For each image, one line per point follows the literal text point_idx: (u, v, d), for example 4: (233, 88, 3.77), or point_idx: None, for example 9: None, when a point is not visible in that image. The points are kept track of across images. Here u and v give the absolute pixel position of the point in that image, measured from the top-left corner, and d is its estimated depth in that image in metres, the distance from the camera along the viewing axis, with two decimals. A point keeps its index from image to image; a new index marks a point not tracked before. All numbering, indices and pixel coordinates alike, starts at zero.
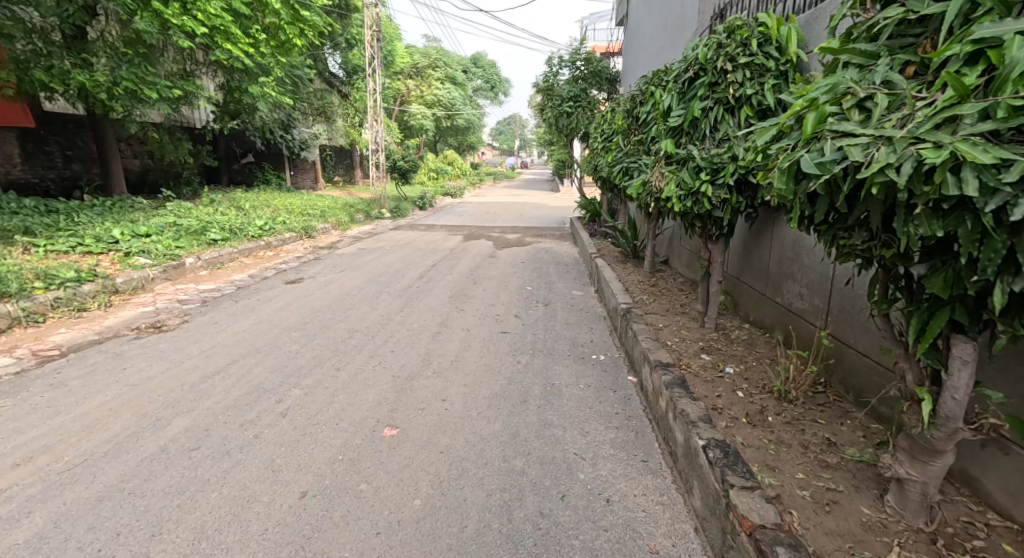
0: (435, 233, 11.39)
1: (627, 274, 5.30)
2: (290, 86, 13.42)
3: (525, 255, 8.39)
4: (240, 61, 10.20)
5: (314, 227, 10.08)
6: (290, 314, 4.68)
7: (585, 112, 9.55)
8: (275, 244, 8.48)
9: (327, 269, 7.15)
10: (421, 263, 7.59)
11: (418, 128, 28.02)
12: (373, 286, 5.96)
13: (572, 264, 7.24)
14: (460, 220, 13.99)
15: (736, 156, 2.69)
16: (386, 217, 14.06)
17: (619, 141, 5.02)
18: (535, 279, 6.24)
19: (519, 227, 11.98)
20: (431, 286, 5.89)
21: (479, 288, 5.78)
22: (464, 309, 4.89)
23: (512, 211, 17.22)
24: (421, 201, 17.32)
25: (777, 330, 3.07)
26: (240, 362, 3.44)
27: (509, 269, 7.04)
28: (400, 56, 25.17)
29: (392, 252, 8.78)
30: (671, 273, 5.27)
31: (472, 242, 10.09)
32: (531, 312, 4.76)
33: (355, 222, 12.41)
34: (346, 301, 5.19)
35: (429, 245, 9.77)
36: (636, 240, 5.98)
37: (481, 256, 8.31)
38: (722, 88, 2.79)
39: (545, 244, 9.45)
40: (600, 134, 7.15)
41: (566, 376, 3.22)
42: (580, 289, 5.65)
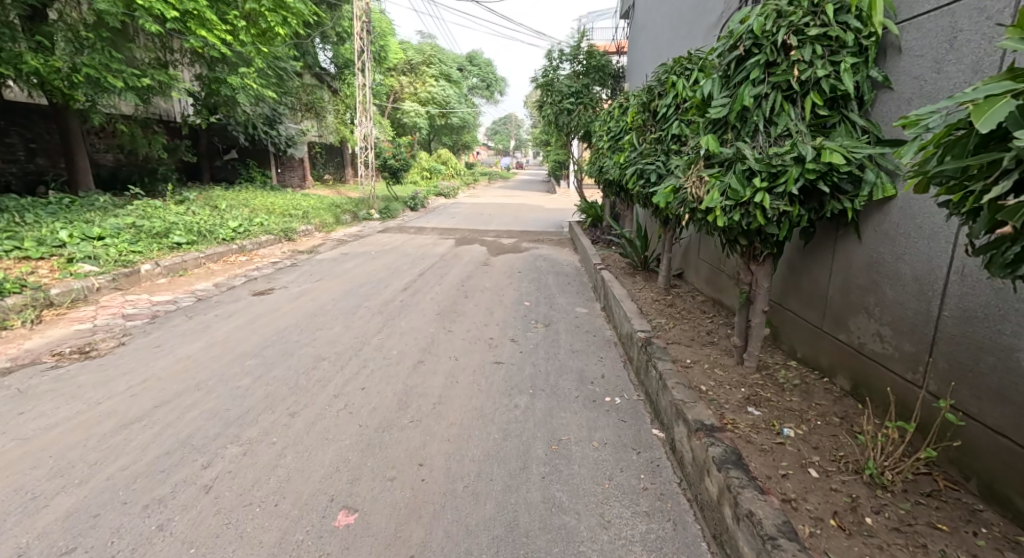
0: (426, 236, 10.75)
1: (639, 291, 4.70)
2: (274, 79, 12.75)
3: (521, 263, 7.77)
4: (216, 49, 9.59)
5: (294, 228, 9.43)
6: (250, 334, 4.05)
7: (587, 110, 8.95)
8: (250, 248, 7.81)
9: (303, 277, 6.51)
10: (408, 271, 6.94)
11: (411, 126, 27.32)
12: (351, 298, 5.32)
13: (573, 274, 6.62)
14: (453, 222, 13.35)
15: (803, 158, 2.09)
16: (375, 218, 13.41)
17: (632, 138, 4.42)
18: (532, 293, 5.62)
19: (515, 231, 11.36)
20: (416, 300, 5.26)
21: (470, 303, 5.15)
22: (452, 329, 4.27)
23: (508, 213, 16.60)
24: (413, 201, 16.67)
25: (839, 374, 2.47)
26: (173, 402, 2.81)
27: (503, 279, 6.42)
28: (393, 52, 24.50)
29: (377, 258, 8.14)
30: (689, 291, 4.66)
31: (464, 246, 9.47)
32: (528, 335, 4.14)
33: (341, 223, 11.76)
34: (318, 318, 4.55)
35: (419, 250, 9.14)
36: (646, 251, 5.39)
37: (474, 264, 7.68)
38: (783, 69, 2.18)
39: (543, 250, 8.84)
40: (606, 132, 6.54)
41: (576, 428, 2.61)
42: (584, 306, 5.03)
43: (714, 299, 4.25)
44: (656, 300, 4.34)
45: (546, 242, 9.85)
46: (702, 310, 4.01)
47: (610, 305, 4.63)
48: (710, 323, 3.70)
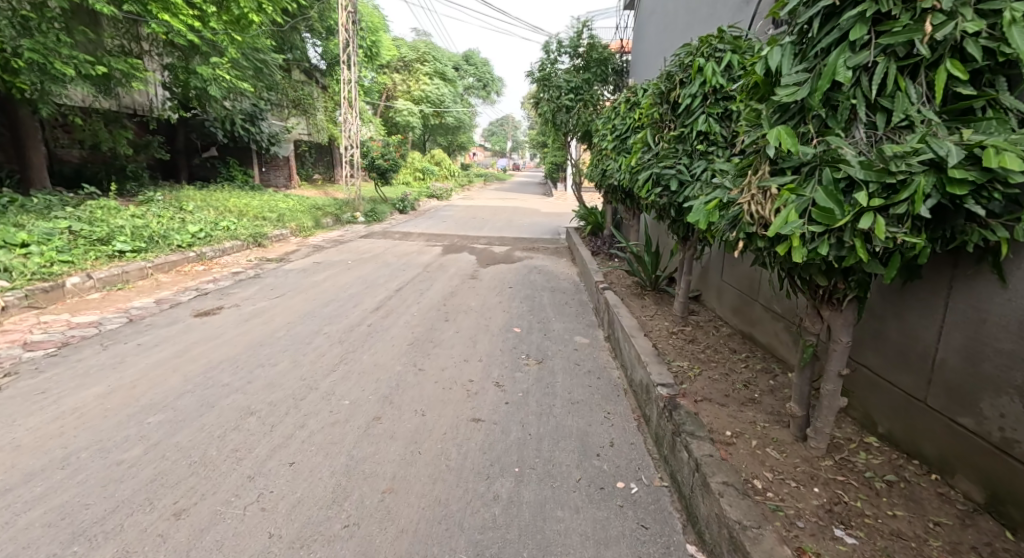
0: (412, 242, 9.97)
1: (650, 319, 3.95)
2: (252, 71, 11.95)
3: (513, 275, 7.01)
4: (181, 36, 8.86)
5: (266, 233, 8.65)
6: (172, 372, 3.28)
7: (587, 108, 8.22)
8: (211, 256, 7.03)
9: (264, 291, 5.73)
10: (384, 285, 6.16)
11: (404, 125, 26.58)
12: (311, 320, 4.54)
13: (570, 292, 5.86)
14: (443, 227, 12.59)
15: (939, 161, 1.32)
16: (360, 222, 12.66)
17: (646, 135, 3.65)
18: (523, 316, 4.85)
19: (508, 238, 10.61)
20: (387, 324, 4.50)
21: (450, 329, 4.39)
22: (423, 367, 3.51)
23: (502, 217, 15.87)
24: (402, 204, 15.90)
25: (960, 475, 1.72)
26: (18, 490, 2.04)
27: (492, 297, 5.65)
28: (386, 49, 23.77)
29: (354, 267, 7.37)
30: (710, 320, 3.92)
31: (452, 255, 8.73)
32: (517, 377, 3.38)
33: (321, 227, 11.00)
34: (264, 348, 3.77)
35: (403, 258, 8.39)
36: (657, 271, 4.69)
37: (460, 276, 6.92)
38: (905, 23, 1.41)
39: (538, 261, 8.08)
40: (611, 131, 5.76)
41: (577, 542, 1.85)
42: (584, 336, 4.27)
43: (743, 333, 3.51)
44: (673, 333, 3.58)
45: (541, 251, 9.09)
46: (732, 349, 3.27)
47: (616, 336, 3.87)
48: (744, 370, 2.95)
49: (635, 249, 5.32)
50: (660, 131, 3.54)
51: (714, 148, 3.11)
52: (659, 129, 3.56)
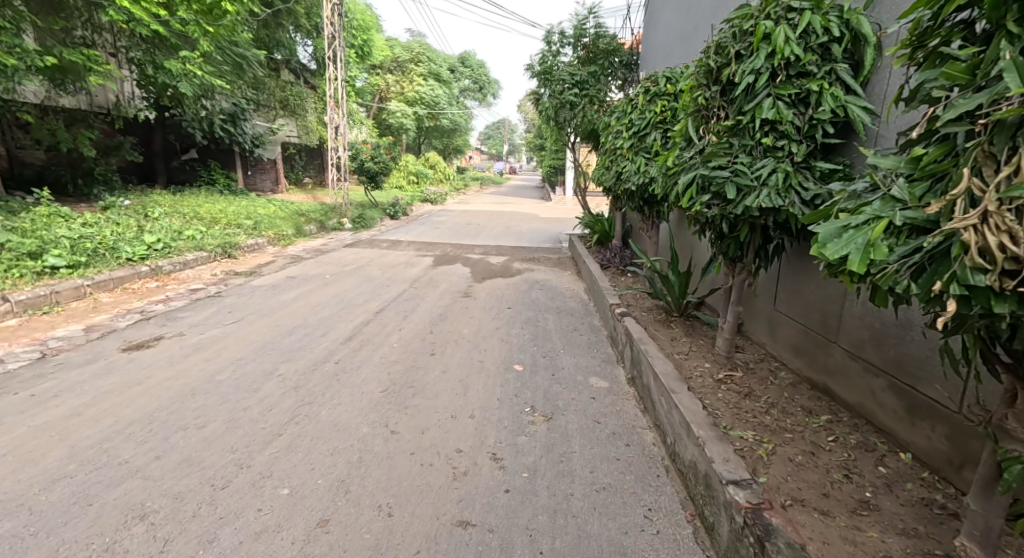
0: (401, 252, 9.19)
1: (687, 362, 3.17)
2: (229, 67, 11.14)
3: (512, 291, 6.22)
4: (144, 25, 8.04)
5: (237, 242, 7.84)
6: (59, 439, 2.48)
7: (593, 104, 7.46)
8: (168, 270, 6.21)
9: (221, 314, 4.93)
10: (364, 305, 5.36)
11: (398, 127, 25.81)
12: (267, 354, 3.74)
13: (578, 315, 5.06)
14: (436, 234, 11.81)
15: None
16: (347, 229, 11.88)
17: (687, 126, 2.88)
18: (526, 349, 4.06)
19: (505, 246, 9.83)
20: (359, 362, 3.70)
21: (435, 369, 3.60)
22: (397, 429, 2.72)
23: (499, 223, 15.11)
24: (393, 209, 15.12)
25: None
26: None
27: (488, 321, 4.86)
28: (379, 49, 23.03)
29: (332, 282, 6.57)
30: (762, 361, 3.15)
31: (444, 266, 7.95)
32: (519, 446, 2.59)
33: (303, 235, 10.21)
34: (195, 398, 2.97)
35: (390, 270, 7.60)
36: (686, 297, 3.99)
37: (451, 292, 6.12)
38: None
39: (539, 274, 7.30)
40: (625, 126, 5.00)
41: None
42: (600, 378, 3.48)
43: (813, 384, 2.73)
44: (720, 384, 2.81)
45: (541, 262, 8.32)
46: (805, 409, 2.49)
47: (644, 383, 3.10)
48: (831, 445, 2.17)
49: (655, 263, 4.56)
50: (706, 119, 2.76)
51: (785, 142, 2.37)
52: (703, 118, 2.79)
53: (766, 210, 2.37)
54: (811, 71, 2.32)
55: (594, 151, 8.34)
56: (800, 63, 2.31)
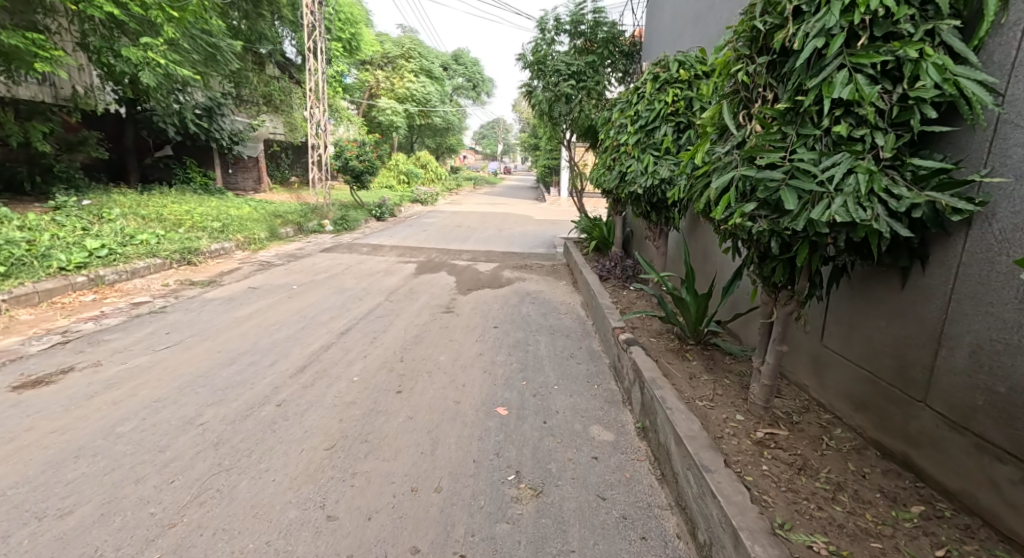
0: (381, 258, 8.52)
1: (713, 414, 2.50)
2: (200, 57, 10.44)
3: (499, 305, 5.56)
4: (96, 7, 7.31)
5: (198, 247, 7.17)
6: None
7: (591, 98, 6.82)
8: (110, 280, 5.55)
9: (158, 334, 4.25)
10: (329, 323, 4.69)
11: (388, 125, 25.12)
12: (194, 392, 3.06)
13: (575, 337, 4.40)
14: (423, 237, 11.16)
15: None
16: (327, 232, 11.22)
17: (719, 112, 2.20)
18: (512, 384, 3.39)
19: (495, 252, 9.18)
20: (307, 404, 3.02)
21: (399, 415, 2.93)
22: (336, 513, 2.05)
23: (491, 225, 14.46)
24: (379, 210, 14.45)
25: None
26: None
27: (469, 344, 4.20)
28: (368, 44, 22.32)
29: (299, 293, 5.89)
30: (807, 412, 2.49)
31: (427, 275, 7.30)
32: (498, 542, 1.93)
33: (277, 238, 9.54)
34: (78, 464, 2.30)
35: (367, 278, 6.92)
36: (705, 324, 3.38)
37: (431, 306, 5.46)
38: None
39: (530, 284, 6.65)
40: (626, 119, 4.39)
41: None
42: (603, 426, 2.82)
43: (884, 451, 2.08)
44: (762, 451, 2.14)
45: (533, 270, 7.67)
46: (885, 495, 1.84)
47: (660, 443, 2.44)
48: None
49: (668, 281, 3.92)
50: (748, 101, 2.09)
51: (866, 130, 1.69)
52: (742, 103, 2.12)
53: (836, 225, 1.71)
54: (904, 31, 1.65)
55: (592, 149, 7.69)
56: (890, 20, 1.64)
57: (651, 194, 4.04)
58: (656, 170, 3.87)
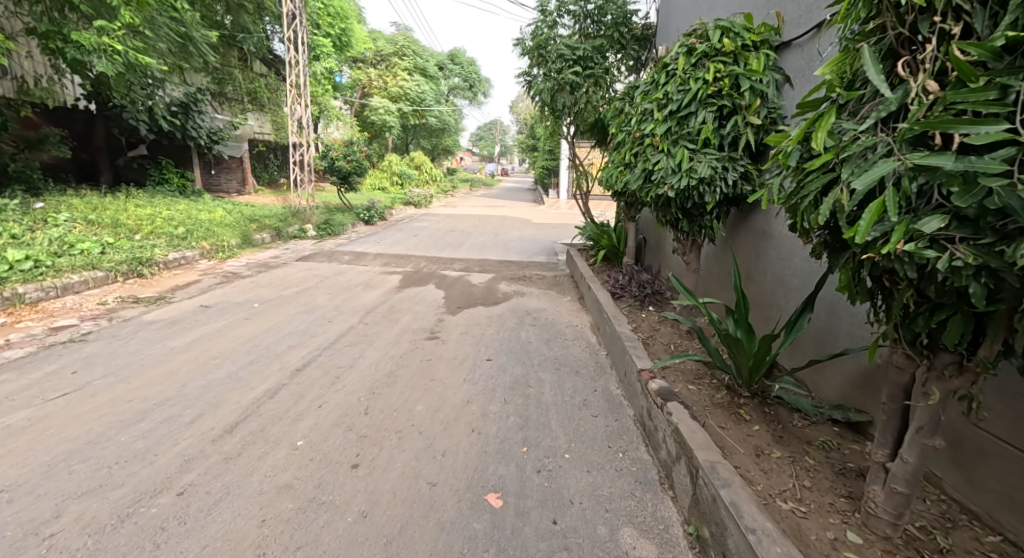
0: (363, 269, 7.67)
1: (812, 531, 1.67)
2: (168, 47, 9.61)
3: (493, 329, 4.71)
4: None
5: (151, 256, 6.34)
6: None
7: (598, 89, 6.07)
8: (32, 298, 4.79)
9: (65, 370, 3.40)
10: (283, 354, 3.85)
11: (381, 124, 24.34)
12: (66, 473, 2.21)
13: (587, 376, 3.57)
14: (412, 244, 10.35)
15: None
16: (309, 238, 10.40)
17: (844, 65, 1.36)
18: (508, 454, 2.55)
19: (490, 261, 8.36)
20: (222, 493, 2.17)
21: (348, 512, 2.08)
22: None
23: (487, 229, 13.66)
24: (367, 213, 13.64)
25: None
26: None
27: (455, 386, 3.35)
28: (360, 41, 21.53)
29: (260, 312, 5.05)
30: (955, 528, 1.70)
31: (412, 289, 6.47)
32: None
33: (250, 245, 8.72)
34: None
35: (342, 293, 6.08)
36: (760, 375, 2.59)
37: (412, 329, 4.63)
38: None
39: (529, 301, 5.82)
40: (645, 100, 3.54)
41: None
42: (640, 533, 1.99)
43: None
44: None
45: (532, 283, 6.85)
46: None
47: None
48: None
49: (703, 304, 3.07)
50: (904, 45, 1.26)
51: None
52: (891, 50, 1.29)
53: None
54: None
55: (599, 144, 6.93)
56: None
57: (685, 198, 3.22)
58: (695, 167, 3.08)
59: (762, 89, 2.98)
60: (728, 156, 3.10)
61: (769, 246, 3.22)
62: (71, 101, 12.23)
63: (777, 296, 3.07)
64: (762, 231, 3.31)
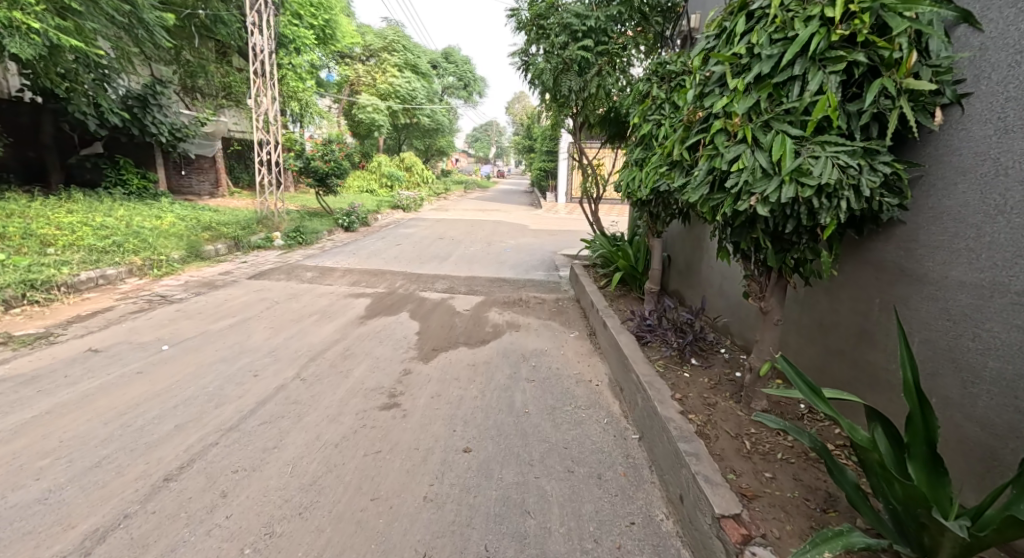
0: (326, 290, 6.44)
1: None
2: (105, 26, 8.33)
3: (477, 387, 3.50)
4: None
5: (49, 278, 5.13)
6: None
7: (611, 69, 4.86)
8: None
9: None
10: (160, 442, 2.62)
11: (369, 123, 23.14)
12: None
13: (614, 490, 2.35)
14: (393, 256, 9.13)
15: None
16: (273, 250, 9.18)
17: None
18: None
19: (479, 278, 7.15)
20: None
21: None
22: None
23: (480, 237, 12.46)
24: (346, 219, 12.41)
25: None
26: None
27: (407, 517, 2.14)
28: (347, 35, 20.34)
29: (167, 357, 3.83)
30: None
31: (379, 318, 5.24)
32: None
33: (196, 258, 7.49)
34: None
35: (290, 325, 4.86)
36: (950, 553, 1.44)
37: (365, 389, 3.40)
38: None
39: (526, 339, 4.61)
40: (708, 63, 2.29)
41: None
42: None
43: None
44: None
45: (528, 312, 5.64)
46: None
47: None
48: None
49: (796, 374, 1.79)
50: None
51: None
52: None
53: None
54: None
55: (612, 142, 5.70)
56: None
57: (785, 218, 1.95)
58: (809, 167, 1.82)
59: (928, 32, 1.72)
60: (862, 147, 1.83)
61: (912, 294, 2.00)
62: (13, 92, 10.98)
63: (940, 382, 1.85)
64: (897, 269, 2.08)
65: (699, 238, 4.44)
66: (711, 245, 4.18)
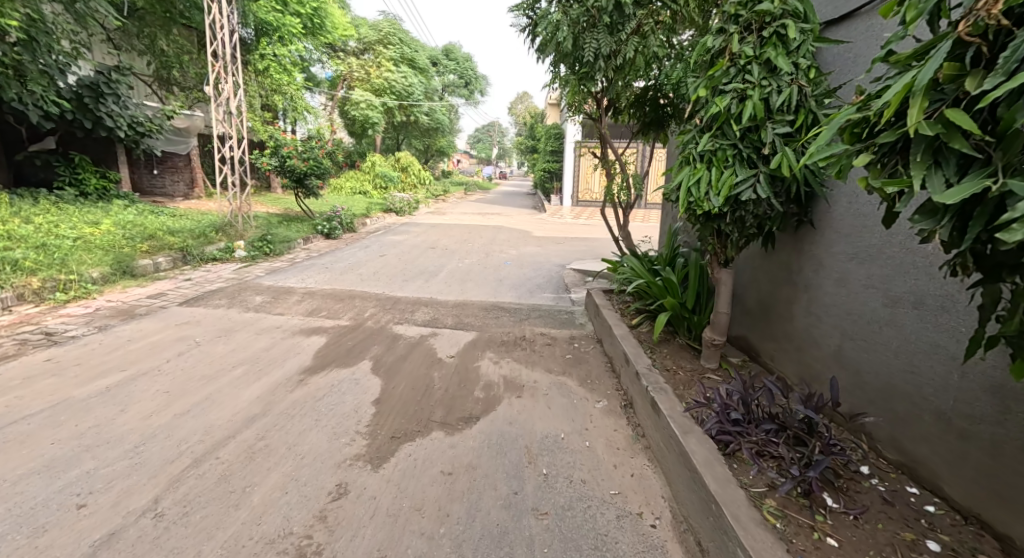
0: (273, 323, 5.01)
1: None
2: None
3: (450, 535, 2.08)
4: None
5: None
6: None
7: (656, 26, 3.48)
8: None
9: None
10: None
11: (363, 120, 21.82)
12: None
13: None
14: (374, 271, 7.75)
15: None
16: (231, 263, 7.80)
17: None
18: None
19: (472, 305, 5.71)
20: None
21: None
22: None
23: (478, 246, 11.08)
24: (327, 225, 11.03)
25: None
26: None
27: None
28: (340, 26, 18.98)
29: None
30: None
31: (330, 371, 3.84)
32: None
33: (122, 275, 6.12)
34: None
35: (197, 385, 3.44)
36: None
37: (255, 544, 1.99)
38: None
39: (533, 415, 3.20)
40: None
41: None
42: None
43: None
44: None
45: (533, 361, 4.19)
46: None
47: None
48: None
49: None
50: None
51: None
52: None
53: None
54: None
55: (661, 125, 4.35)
56: None
57: None
58: None
59: None
60: None
61: None
62: None
63: None
64: None
65: (791, 271, 3.03)
66: (818, 284, 2.76)
